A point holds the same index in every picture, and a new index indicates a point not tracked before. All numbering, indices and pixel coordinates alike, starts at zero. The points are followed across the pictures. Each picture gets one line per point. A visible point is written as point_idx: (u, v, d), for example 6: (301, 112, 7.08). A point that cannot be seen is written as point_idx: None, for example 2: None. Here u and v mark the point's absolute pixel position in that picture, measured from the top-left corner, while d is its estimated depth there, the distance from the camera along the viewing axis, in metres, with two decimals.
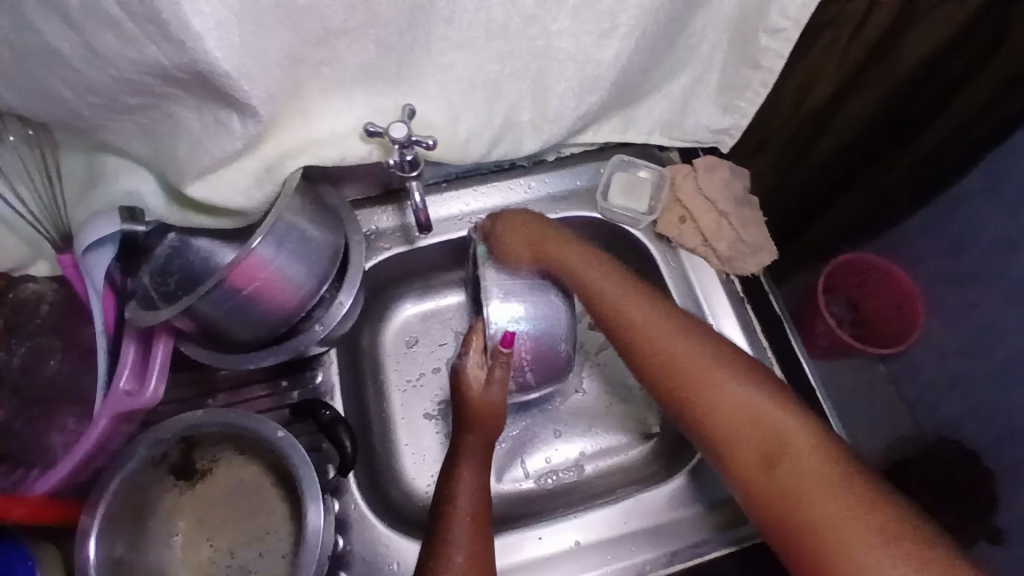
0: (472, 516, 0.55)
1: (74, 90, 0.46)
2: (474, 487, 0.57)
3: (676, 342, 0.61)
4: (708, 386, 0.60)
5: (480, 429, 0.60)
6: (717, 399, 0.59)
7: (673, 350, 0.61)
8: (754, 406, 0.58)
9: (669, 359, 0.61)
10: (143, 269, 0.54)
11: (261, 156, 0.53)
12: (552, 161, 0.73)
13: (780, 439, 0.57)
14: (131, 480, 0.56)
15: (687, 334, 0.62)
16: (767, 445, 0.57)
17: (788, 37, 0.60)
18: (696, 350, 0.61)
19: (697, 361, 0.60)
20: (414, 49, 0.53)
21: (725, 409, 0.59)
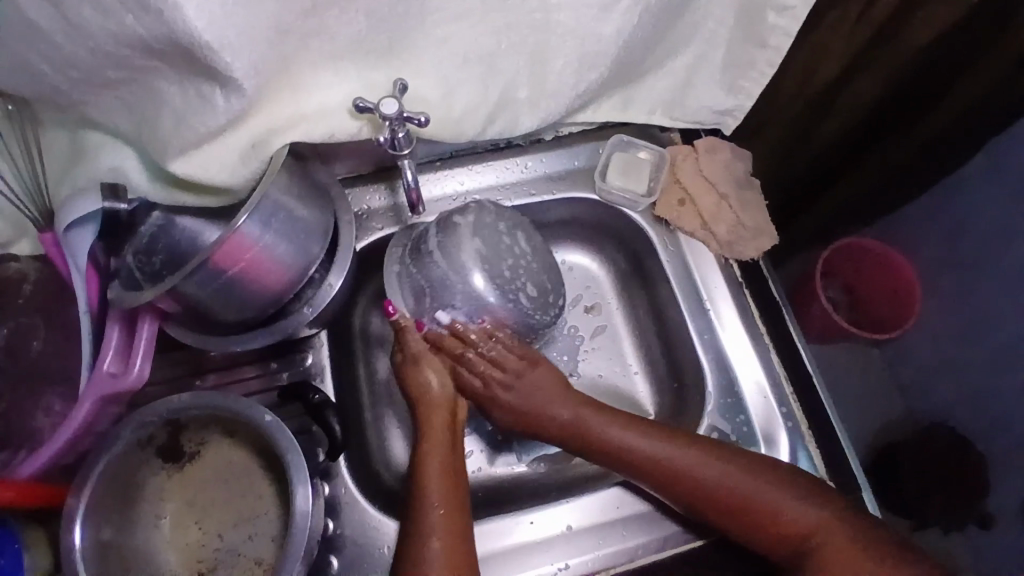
0: (444, 512, 0.56)
1: (52, 62, 0.44)
2: (445, 481, 0.57)
3: (637, 443, 0.60)
4: (672, 472, 0.59)
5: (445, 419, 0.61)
6: (684, 482, 0.59)
7: (636, 448, 0.60)
8: (718, 486, 0.58)
9: (633, 463, 0.60)
10: (127, 248, 0.52)
11: (248, 131, 0.51)
12: (549, 141, 0.71)
13: (749, 501, 0.58)
14: (118, 463, 0.55)
15: (642, 426, 0.60)
16: (737, 506, 0.58)
17: (797, 14, 0.58)
18: (640, 443, 0.60)
19: (659, 461, 0.59)
20: (407, 21, 0.51)
21: (688, 489, 0.59)
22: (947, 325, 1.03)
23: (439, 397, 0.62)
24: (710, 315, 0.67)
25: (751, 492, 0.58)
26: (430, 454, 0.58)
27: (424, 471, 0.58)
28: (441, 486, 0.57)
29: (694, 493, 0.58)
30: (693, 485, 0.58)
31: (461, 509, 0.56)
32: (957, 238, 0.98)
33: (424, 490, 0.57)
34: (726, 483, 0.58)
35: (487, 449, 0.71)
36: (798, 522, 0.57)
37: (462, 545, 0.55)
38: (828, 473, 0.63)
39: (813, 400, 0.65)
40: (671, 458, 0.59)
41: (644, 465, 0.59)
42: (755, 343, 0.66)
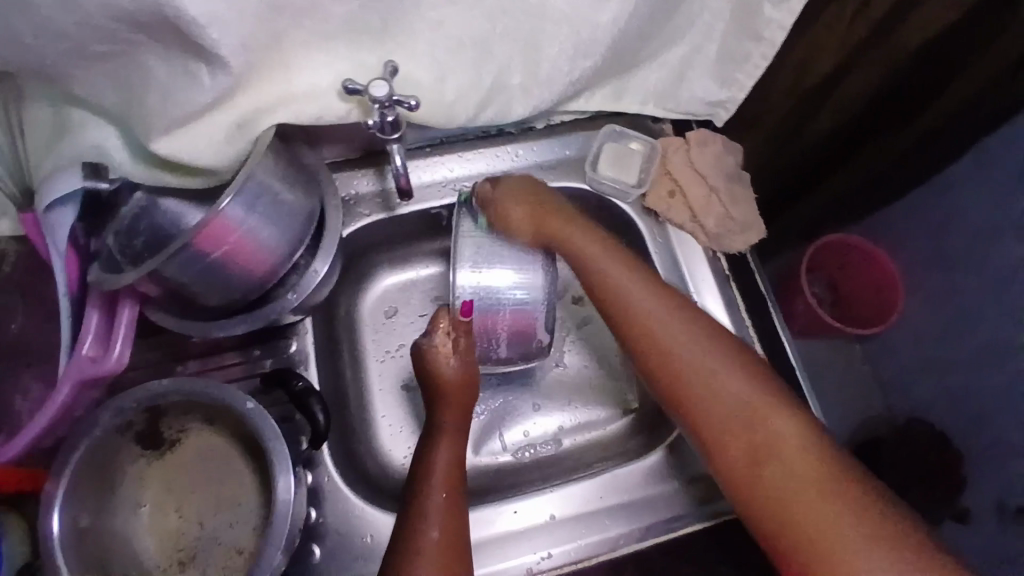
0: (447, 500, 0.54)
1: (32, 33, 0.43)
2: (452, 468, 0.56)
3: (664, 326, 0.58)
4: (686, 375, 0.57)
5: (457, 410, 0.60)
6: (683, 359, 0.57)
7: (652, 310, 0.59)
8: (723, 376, 0.56)
9: (643, 314, 0.59)
10: (107, 228, 0.51)
11: (236, 109, 0.50)
12: (540, 129, 0.70)
13: (742, 408, 0.55)
14: (96, 448, 0.54)
15: (678, 314, 0.59)
16: (717, 398, 0.56)
17: (793, 6, 0.58)
18: (674, 337, 0.58)
19: (687, 347, 0.57)
20: (399, 3, 0.50)
21: (689, 378, 0.57)
22: (930, 322, 1.04)
23: (457, 386, 0.60)
24: (698, 308, 0.67)
25: (751, 415, 0.55)
26: (441, 446, 0.58)
27: (430, 463, 0.56)
28: (444, 478, 0.55)
29: (698, 386, 0.56)
30: (698, 359, 0.57)
31: (458, 503, 0.54)
32: (942, 236, 0.99)
33: (426, 481, 0.55)
34: (736, 394, 0.55)
35: (471, 438, 0.71)
36: (783, 465, 0.53)
37: (457, 535, 0.53)
38: None
39: (798, 394, 0.65)
40: (692, 352, 0.57)
41: (653, 343, 0.58)
42: (742, 337, 0.67)
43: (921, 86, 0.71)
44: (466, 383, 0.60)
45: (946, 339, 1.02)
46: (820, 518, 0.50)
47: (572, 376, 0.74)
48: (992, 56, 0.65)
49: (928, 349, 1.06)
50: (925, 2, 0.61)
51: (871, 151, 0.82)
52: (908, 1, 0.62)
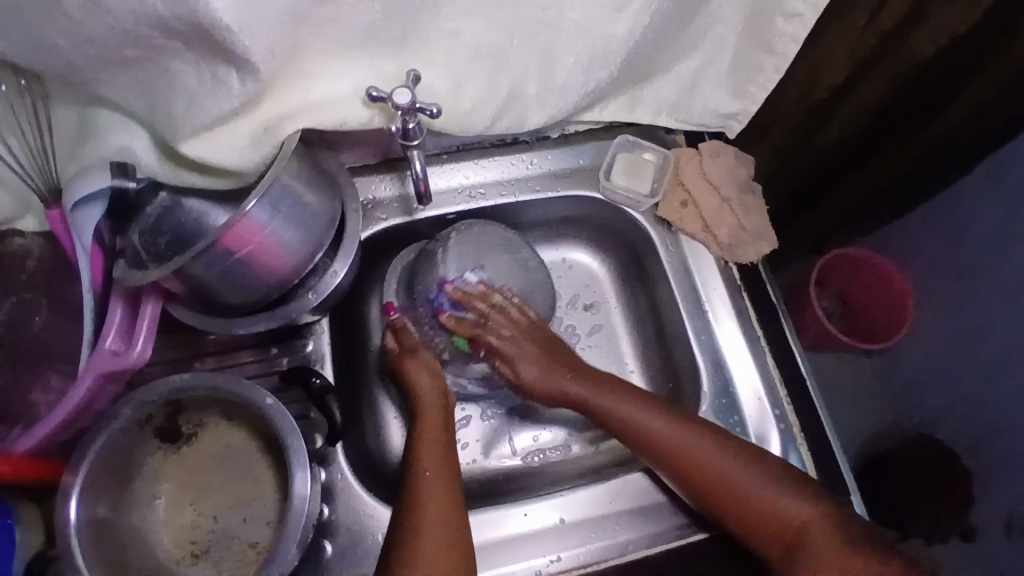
0: (433, 474, 0.58)
1: (70, 38, 0.44)
2: (442, 499, 0.57)
3: (639, 415, 0.62)
4: (668, 451, 0.61)
5: (434, 434, 0.61)
6: (663, 448, 0.61)
7: (625, 412, 0.63)
8: (706, 456, 0.59)
9: (622, 416, 0.63)
10: (133, 227, 0.53)
11: (257, 117, 0.51)
12: (555, 138, 0.72)
13: (725, 477, 0.59)
14: (116, 442, 0.55)
15: (662, 414, 0.62)
16: (705, 475, 0.59)
17: (803, 21, 0.59)
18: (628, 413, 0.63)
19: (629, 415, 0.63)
20: (422, 13, 0.52)
21: (681, 467, 0.60)
22: (939, 337, 1.04)
23: (433, 413, 0.62)
24: (708, 316, 0.68)
25: (736, 479, 0.59)
26: (425, 431, 0.61)
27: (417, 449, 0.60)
28: (430, 453, 0.60)
29: (682, 470, 0.60)
30: (652, 429, 0.62)
31: (451, 488, 0.58)
32: (952, 252, 0.99)
33: (417, 460, 0.59)
34: (716, 463, 0.59)
35: (482, 440, 0.72)
36: (775, 507, 0.57)
37: (454, 509, 0.57)
38: (819, 474, 0.64)
39: (806, 403, 0.66)
40: (672, 435, 0.61)
41: (640, 432, 0.62)
42: (751, 345, 0.67)
43: (938, 90, 0.71)
44: (438, 384, 0.64)
45: (954, 354, 1.02)
46: (818, 536, 0.56)
47: None
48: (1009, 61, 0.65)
49: (937, 363, 1.06)
50: (936, 18, 0.62)
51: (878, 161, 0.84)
52: (911, 24, 0.63)
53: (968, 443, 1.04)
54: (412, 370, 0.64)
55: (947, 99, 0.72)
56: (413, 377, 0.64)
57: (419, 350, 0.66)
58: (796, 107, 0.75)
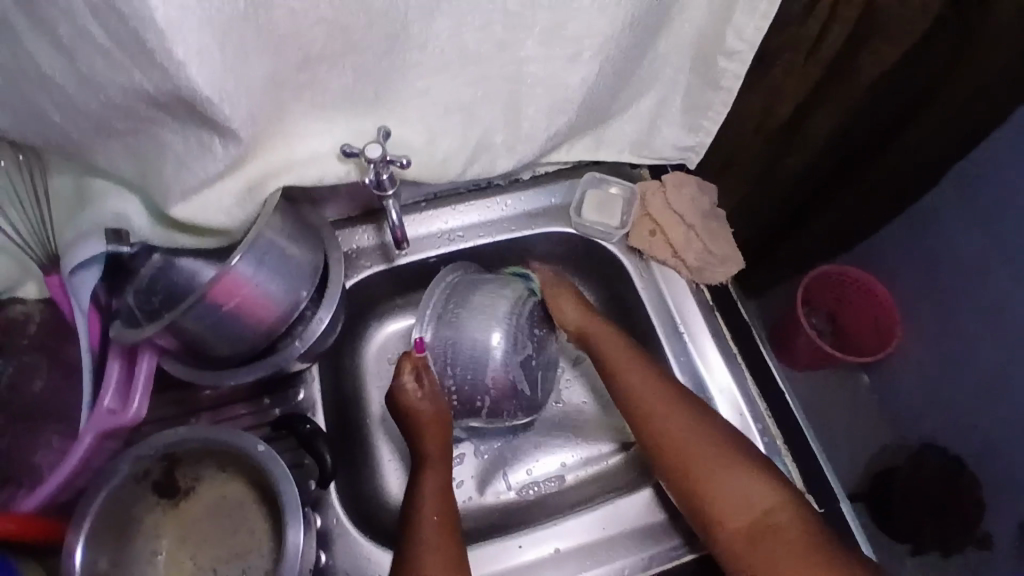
0: (439, 521, 0.59)
1: (66, 115, 0.48)
2: (443, 535, 0.58)
3: (640, 385, 0.65)
4: (657, 416, 0.63)
5: (435, 464, 0.64)
6: (656, 415, 0.63)
7: (637, 389, 0.65)
8: (693, 431, 0.62)
9: (628, 380, 0.66)
10: (128, 288, 0.56)
11: (244, 175, 0.55)
12: (527, 180, 0.75)
13: (711, 461, 0.60)
14: (114, 496, 0.57)
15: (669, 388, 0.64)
16: (683, 447, 0.62)
17: (745, 57, 0.63)
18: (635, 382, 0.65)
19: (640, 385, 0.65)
20: (391, 74, 0.56)
21: (667, 437, 0.62)
22: (927, 348, 1.06)
23: (436, 438, 0.65)
24: (685, 338, 0.70)
25: (708, 460, 0.61)
26: (430, 479, 0.63)
27: (421, 496, 0.61)
28: (435, 501, 0.61)
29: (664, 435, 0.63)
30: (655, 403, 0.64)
31: (451, 523, 0.60)
32: (930, 264, 1.02)
33: (422, 507, 0.60)
34: (696, 437, 0.62)
35: (477, 477, 0.73)
36: (739, 491, 0.59)
37: (456, 557, 0.58)
38: (806, 486, 0.65)
39: (787, 416, 0.67)
40: (675, 416, 0.63)
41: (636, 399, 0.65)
42: (730, 363, 0.69)
43: (900, 107, 0.74)
44: (443, 438, 0.66)
45: (945, 364, 1.03)
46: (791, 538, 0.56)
47: (575, 413, 0.77)
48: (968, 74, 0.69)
49: (929, 374, 1.07)
50: (874, 44, 0.66)
51: (846, 179, 0.86)
52: (852, 49, 0.67)
53: (969, 453, 1.04)
54: (428, 415, 0.65)
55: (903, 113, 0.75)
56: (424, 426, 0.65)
57: (438, 396, 0.67)
58: (756, 134, 0.78)
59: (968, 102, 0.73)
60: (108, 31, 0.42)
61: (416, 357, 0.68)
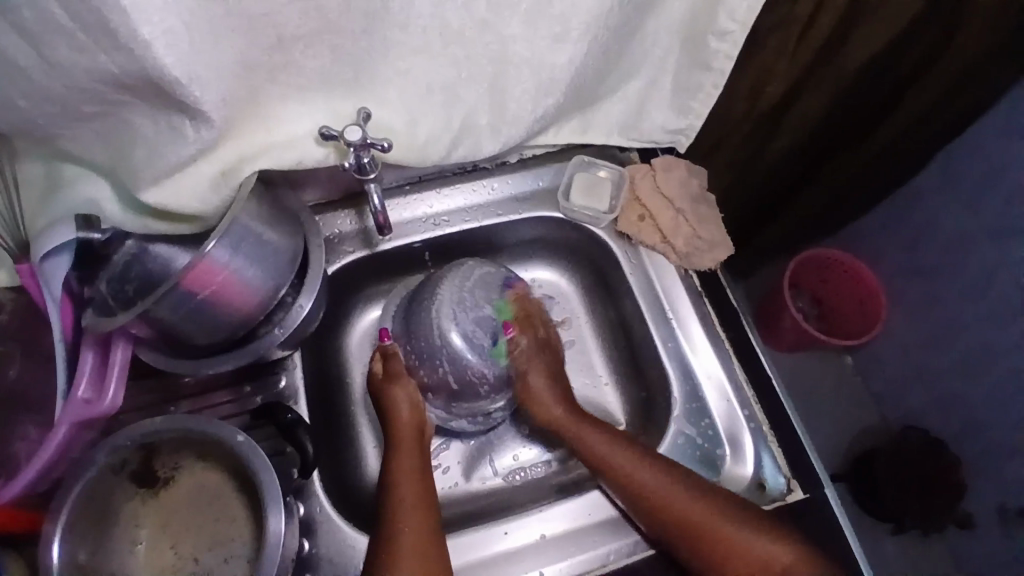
0: (412, 504, 0.59)
1: (28, 98, 0.46)
2: (421, 521, 0.58)
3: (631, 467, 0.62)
4: (641, 495, 0.61)
5: (411, 448, 0.63)
6: (652, 496, 0.61)
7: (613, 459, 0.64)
8: (694, 507, 0.60)
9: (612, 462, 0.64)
10: (100, 277, 0.54)
11: (218, 159, 0.53)
12: (514, 163, 0.74)
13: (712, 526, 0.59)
14: (93, 488, 0.56)
15: (640, 456, 0.63)
16: (690, 525, 0.60)
17: (737, 38, 0.61)
18: (608, 453, 0.64)
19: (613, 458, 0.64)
20: (371, 55, 0.54)
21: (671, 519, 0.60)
22: (914, 331, 1.06)
23: (411, 422, 0.64)
24: (673, 324, 0.70)
25: (722, 533, 0.59)
26: (403, 460, 0.62)
27: (394, 478, 0.61)
28: (410, 483, 0.60)
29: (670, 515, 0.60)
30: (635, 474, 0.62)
31: (430, 507, 0.59)
32: (919, 247, 1.01)
33: (396, 489, 0.60)
34: (700, 514, 0.60)
35: (463, 463, 0.73)
36: (760, 558, 0.58)
37: (430, 540, 0.57)
38: (791, 471, 0.65)
39: (773, 402, 0.67)
40: (658, 488, 0.61)
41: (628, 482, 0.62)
42: (717, 349, 0.69)
43: (890, 90, 0.73)
44: (416, 416, 0.65)
45: (932, 347, 1.04)
46: None
47: None
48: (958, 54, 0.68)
49: (916, 358, 1.07)
50: (865, 25, 0.64)
51: (836, 163, 0.86)
52: (843, 33, 0.65)
53: (953, 435, 1.05)
54: (403, 402, 0.64)
55: (897, 96, 0.74)
56: (396, 406, 0.64)
57: (405, 378, 0.65)
58: (745, 118, 0.77)
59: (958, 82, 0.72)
60: (68, 10, 0.40)
61: (383, 345, 0.66)
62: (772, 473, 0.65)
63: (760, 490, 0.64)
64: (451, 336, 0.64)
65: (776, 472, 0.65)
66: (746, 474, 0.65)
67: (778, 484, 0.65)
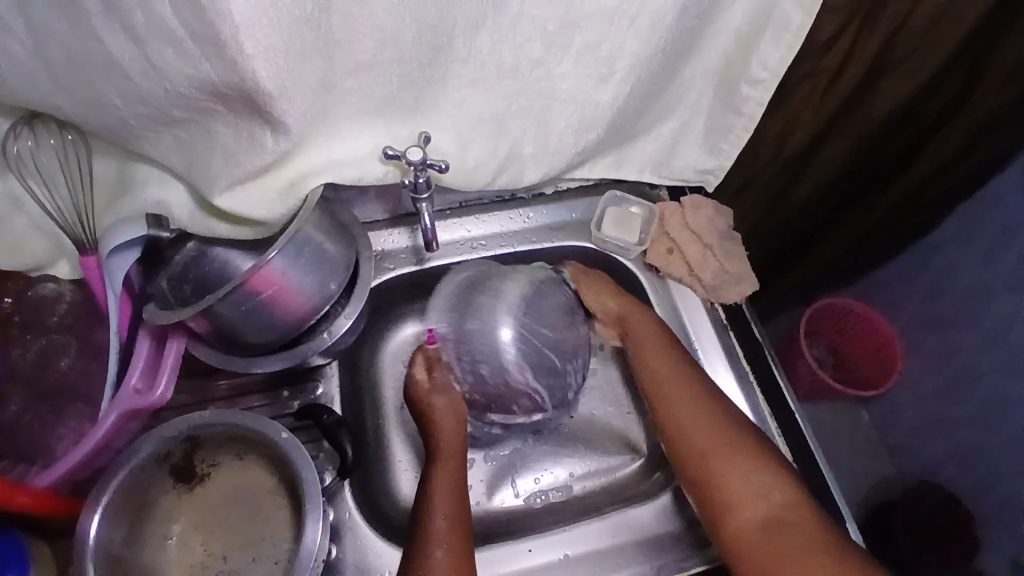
0: (449, 525, 0.59)
1: (126, 99, 0.50)
2: (454, 542, 0.58)
3: (682, 386, 0.66)
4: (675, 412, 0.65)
5: (449, 465, 0.64)
6: (675, 427, 0.65)
7: (670, 386, 0.66)
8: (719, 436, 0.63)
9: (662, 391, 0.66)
10: (162, 274, 0.58)
11: (287, 173, 0.57)
12: (550, 195, 0.78)
13: (714, 456, 0.62)
14: (136, 475, 0.58)
15: (686, 375, 0.66)
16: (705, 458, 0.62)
17: (768, 87, 0.66)
18: (676, 382, 0.66)
19: (669, 384, 0.66)
20: (432, 83, 0.58)
21: (694, 440, 0.63)
22: (928, 383, 1.08)
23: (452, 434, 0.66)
24: (698, 354, 0.72)
25: (729, 465, 0.61)
26: (442, 477, 0.63)
27: (434, 494, 0.61)
28: (447, 501, 0.61)
29: (692, 443, 0.63)
30: (675, 394, 0.66)
31: (462, 525, 0.60)
32: (933, 298, 1.04)
33: (434, 504, 0.61)
34: (721, 443, 0.62)
35: (486, 482, 0.74)
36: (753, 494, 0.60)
37: (465, 549, 0.58)
38: (814, 504, 0.66)
39: (797, 435, 0.69)
40: (693, 408, 0.65)
41: (664, 399, 0.66)
42: (741, 382, 0.71)
43: (914, 142, 0.78)
44: (460, 424, 0.67)
45: (945, 400, 1.05)
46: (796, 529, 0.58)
47: (584, 424, 0.77)
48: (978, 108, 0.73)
49: (930, 411, 1.09)
50: (892, 75, 0.69)
51: (857, 211, 0.89)
52: (869, 84, 0.70)
53: (967, 490, 1.06)
54: (439, 404, 0.66)
55: (919, 148, 0.79)
56: (434, 407, 0.67)
57: (450, 386, 0.68)
58: (772, 161, 0.80)
59: (976, 137, 0.77)
60: (181, 22, 0.44)
61: (428, 350, 0.70)
62: None
63: None
64: (501, 334, 0.66)
65: None
66: None
67: None
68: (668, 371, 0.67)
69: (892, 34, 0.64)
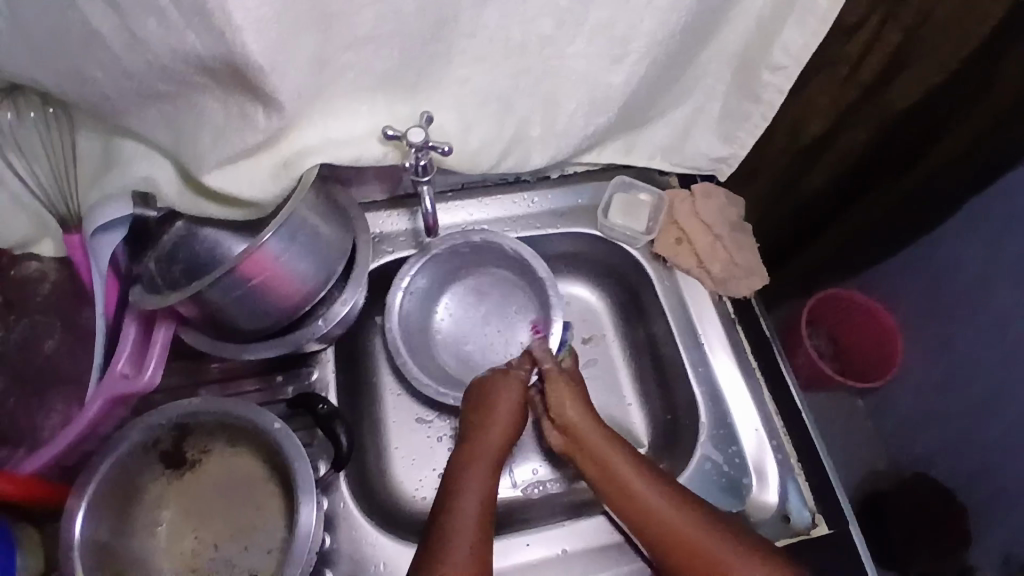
0: (476, 519, 0.57)
1: (109, 73, 0.47)
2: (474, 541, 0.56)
3: (636, 485, 0.60)
4: (633, 501, 0.60)
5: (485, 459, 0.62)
6: (634, 502, 0.60)
7: (617, 471, 0.61)
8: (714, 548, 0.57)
9: (626, 493, 0.60)
10: (149, 255, 0.55)
11: (278, 155, 0.54)
12: (555, 178, 0.75)
13: (689, 538, 0.58)
14: (123, 462, 0.56)
15: (625, 456, 0.62)
16: (682, 541, 0.58)
17: (789, 73, 0.63)
18: (624, 471, 0.61)
19: (619, 475, 0.61)
20: (436, 60, 0.55)
21: (678, 542, 0.58)
22: (929, 377, 1.06)
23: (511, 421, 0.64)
24: (703, 347, 0.70)
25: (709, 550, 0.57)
26: (471, 475, 0.60)
27: (460, 496, 0.59)
28: (478, 497, 0.59)
29: (663, 533, 0.59)
30: (628, 483, 0.61)
31: (488, 526, 0.58)
32: (938, 292, 1.02)
33: (459, 499, 0.58)
34: (692, 529, 0.58)
35: None
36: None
37: (488, 548, 0.56)
38: (816, 505, 0.65)
39: (801, 433, 0.67)
40: (641, 491, 0.60)
41: (636, 502, 0.60)
42: (747, 376, 0.69)
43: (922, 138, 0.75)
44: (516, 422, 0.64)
45: (944, 395, 1.04)
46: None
47: None
48: (978, 117, 0.70)
49: (929, 406, 1.08)
50: (913, 66, 0.66)
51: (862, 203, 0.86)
52: (892, 74, 0.67)
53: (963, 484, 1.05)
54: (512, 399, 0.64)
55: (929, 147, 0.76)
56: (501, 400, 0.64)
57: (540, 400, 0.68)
58: (789, 147, 0.77)
59: (976, 142, 0.74)
60: None
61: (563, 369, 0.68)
62: (798, 505, 0.65)
63: (784, 521, 0.64)
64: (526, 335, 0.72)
65: (801, 506, 0.65)
66: (771, 503, 0.65)
67: (803, 518, 0.65)
68: (613, 456, 0.62)
69: (915, 23, 0.61)
